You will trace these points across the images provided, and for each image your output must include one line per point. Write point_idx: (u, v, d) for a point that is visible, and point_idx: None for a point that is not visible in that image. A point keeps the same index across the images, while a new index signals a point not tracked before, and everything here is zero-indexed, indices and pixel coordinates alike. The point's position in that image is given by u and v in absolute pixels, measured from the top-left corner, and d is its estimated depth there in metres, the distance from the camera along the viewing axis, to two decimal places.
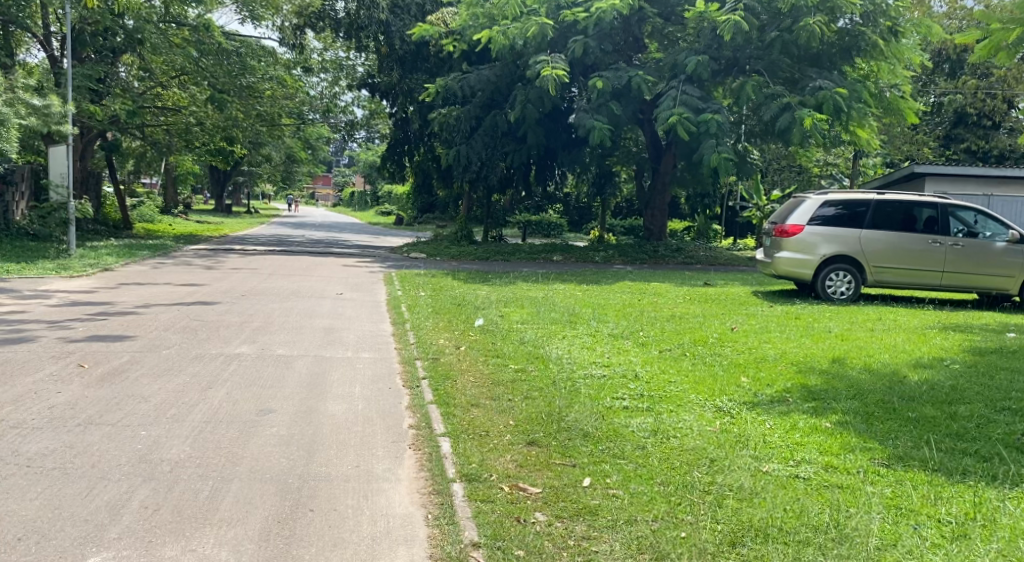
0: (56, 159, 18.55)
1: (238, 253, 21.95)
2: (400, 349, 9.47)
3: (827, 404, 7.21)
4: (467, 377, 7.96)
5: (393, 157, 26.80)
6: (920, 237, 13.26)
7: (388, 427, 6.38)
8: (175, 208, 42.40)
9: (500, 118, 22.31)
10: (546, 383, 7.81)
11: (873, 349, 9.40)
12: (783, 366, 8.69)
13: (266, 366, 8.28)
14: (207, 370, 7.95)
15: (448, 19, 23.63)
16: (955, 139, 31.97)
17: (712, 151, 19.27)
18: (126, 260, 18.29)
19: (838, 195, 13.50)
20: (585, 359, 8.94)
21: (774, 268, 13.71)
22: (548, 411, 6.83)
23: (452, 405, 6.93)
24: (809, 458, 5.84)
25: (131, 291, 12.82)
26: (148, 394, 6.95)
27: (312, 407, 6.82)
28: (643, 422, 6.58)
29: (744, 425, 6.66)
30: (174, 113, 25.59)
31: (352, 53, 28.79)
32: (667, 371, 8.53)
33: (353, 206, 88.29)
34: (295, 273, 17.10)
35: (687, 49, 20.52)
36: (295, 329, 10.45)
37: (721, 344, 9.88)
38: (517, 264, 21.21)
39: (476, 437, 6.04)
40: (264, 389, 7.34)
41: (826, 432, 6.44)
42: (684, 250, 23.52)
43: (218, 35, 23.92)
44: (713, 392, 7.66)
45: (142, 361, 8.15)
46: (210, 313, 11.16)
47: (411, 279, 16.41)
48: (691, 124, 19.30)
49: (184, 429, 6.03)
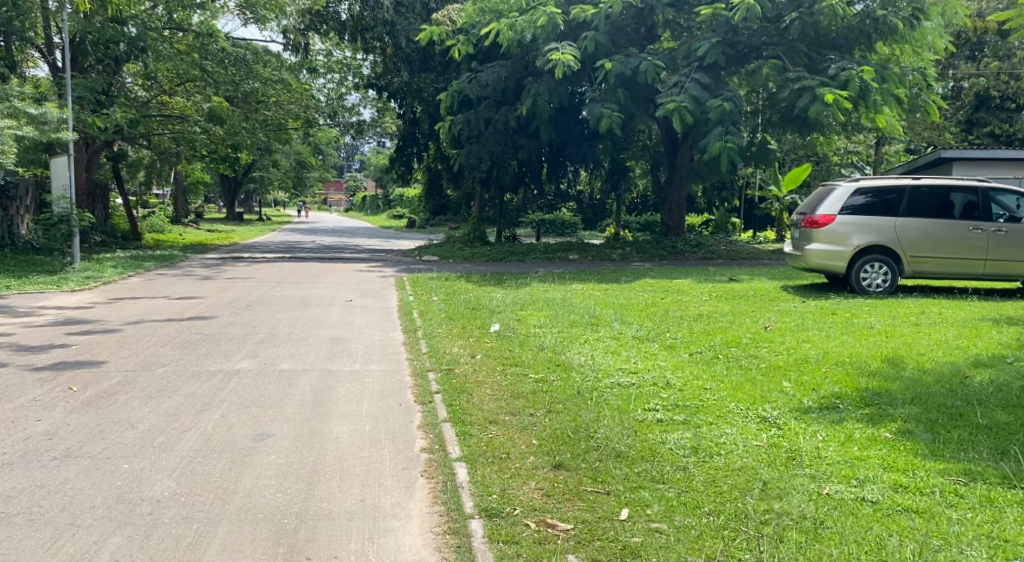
0: (57, 171, 18.17)
1: (246, 261, 21.38)
2: (412, 359, 8.84)
3: (883, 410, 6.57)
4: (484, 390, 7.32)
5: (402, 159, 26.43)
6: (960, 224, 12.55)
7: (398, 451, 5.75)
8: (186, 218, 41.98)
9: (511, 117, 21.59)
10: (569, 394, 7.15)
11: (923, 346, 8.69)
12: (829, 367, 8.00)
13: (268, 384, 7.63)
14: (203, 390, 7.33)
15: (455, 16, 22.92)
16: (977, 124, 30.96)
17: (717, 140, 18.59)
18: (130, 272, 17.74)
19: (869, 182, 12.75)
20: (610, 365, 8.30)
21: (805, 261, 13.01)
22: (574, 426, 6.19)
23: (468, 423, 6.29)
24: (874, 476, 5.18)
25: (129, 305, 12.25)
26: (136, 419, 6.31)
27: (315, 430, 6.19)
28: (682, 438, 5.91)
29: (795, 439, 6.00)
30: (180, 121, 24.54)
31: (358, 54, 27.49)
32: (700, 377, 7.85)
33: (365, 211, 88.00)
34: (304, 281, 16.49)
35: (700, 37, 19.84)
36: (301, 340, 9.84)
37: (755, 345, 9.19)
38: (532, 266, 20.04)
39: (497, 461, 5.40)
40: (265, 410, 6.71)
41: (887, 444, 5.82)
42: (703, 245, 22.83)
43: (221, 41, 23.47)
44: (754, 400, 7.01)
45: (134, 382, 7.54)
46: (211, 326, 10.57)
47: (423, 283, 15.83)
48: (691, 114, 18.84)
49: (171, 460, 5.41)
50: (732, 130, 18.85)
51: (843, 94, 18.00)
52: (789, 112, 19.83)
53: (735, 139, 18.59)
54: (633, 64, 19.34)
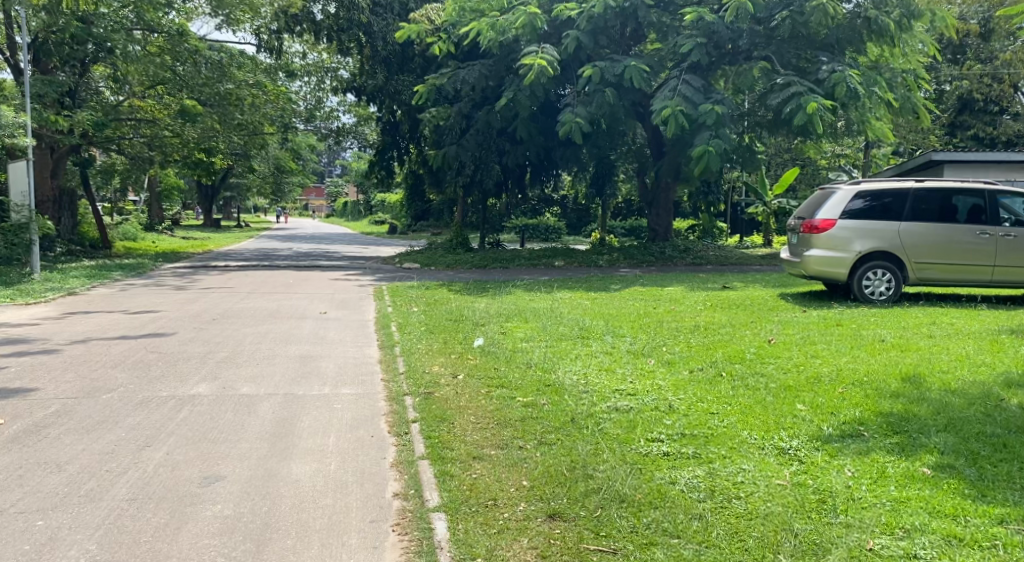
0: (14, 177, 17.08)
1: (217, 270, 20.52)
2: (388, 381, 8.01)
3: (915, 438, 5.87)
4: (467, 418, 6.51)
5: (382, 163, 25.51)
6: (966, 229, 11.90)
7: (367, 497, 5.00)
8: (161, 224, 40.77)
9: (492, 117, 20.80)
10: (564, 423, 6.36)
11: (945, 363, 7.96)
12: (845, 388, 7.26)
13: (224, 413, 6.77)
14: (149, 421, 6.47)
15: (433, 15, 22.05)
16: (960, 127, 30.47)
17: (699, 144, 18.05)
18: (92, 283, 16.82)
19: (870, 185, 12.10)
20: (605, 387, 7.50)
21: (803, 268, 12.31)
22: (569, 463, 5.41)
23: (449, 461, 5.50)
24: (921, 524, 4.50)
25: (81, 321, 11.35)
26: (64, 459, 5.49)
27: (272, 471, 5.38)
28: (694, 478, 5.15)
29: (821, 474, 5.27)
30: (151, 125, 23.56)
31: (335, 56, 26.77)
32: (705, 399, 7.07)
33: (346, 218, 86.70)
34: (277, 291, 15.65)
35: (687, 35, 19.08)
36: (266, 359, 8.99)
37: (762, 361, 8.43)
38: (516, 274, 19.23)
39: (481, 512, 4.69)
40: (215, 445, 5.88)
41: (928, 481, 5.10)
42: (692, 251, 22.13)
43: (193, 40, 22.37)
44: (768, 427, 6.24)
45: (71, 412, 6.67)
46: (169, 343, 9.74)
47: (402, 294, 15.01)
48: (687, 115, 17.96)
49: (98, 513, 4.65)
50: (723, 133, 18.18)
51: (826, 101, 17.19)
52: (779, 115, 19.15)
53: (720, 142, 17.90)
54: (617, 67, 18.62)
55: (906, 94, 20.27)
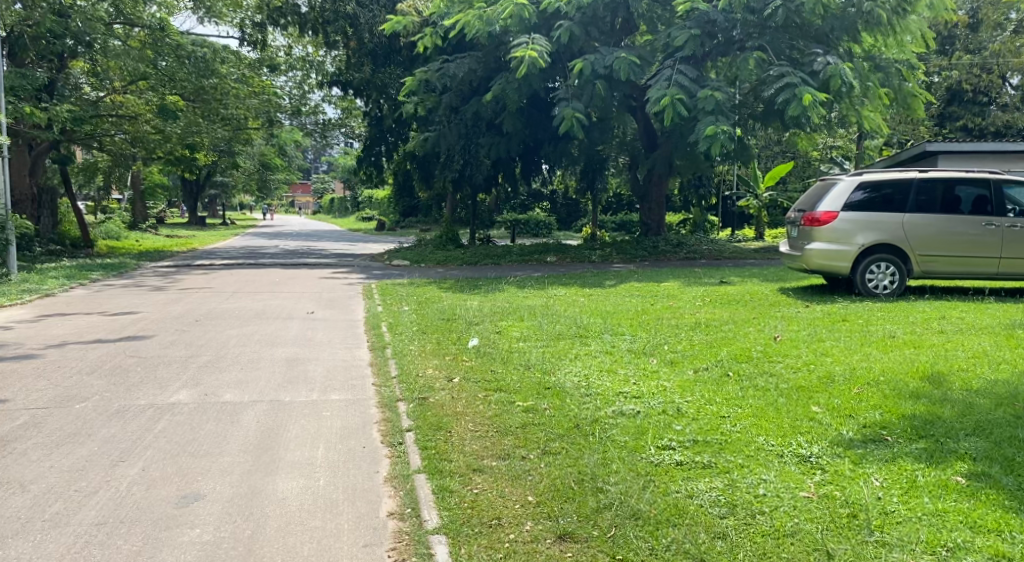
0: None
1: (201, 270, 20.01)
2: (379, 387, 7.58)
3: (944, 443, 5.50)
4: (465, 426, 6.11)
5: (370, 159, 25.07)
6: (971, 221, 11.56)
7: (359, 517, 4.62)
8: (144, 222, 39.87)
9: (480, 109, 20.37)
10: (568, 430, 5.96)
11: (962, 360, 7.60)
12: (861, 388, 6.88)
13: (206, 423, 6.34)
14: (125, 433, 6.04)
15: (420, 7, 21.98)
16: (950, 117, 30.27)
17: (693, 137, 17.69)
18: (72, 284, 16.32)
19: (874, 176, 11.74)
20: (608, 389, 7.10)
21: (804, 262, 11.96)
22: (577, 475, 5.02)
23: (447, 474, 5.11)
24: (964, 543, 4.19)
25: (58, 324, 10.88)
26: (30, 477, 5.09)
27: (256, 488, 4.98)
28: (712, 490, 4.78)
29: (848, 484, 4.91)
30: (132, 122, 22.75)
31: (320, 49, 26.23)
32: (714, 402, 6.68)
33: (333, 212, 85.91)
34: (263, 290, 15.19)
35: (679, 26, 18.62)
36: (250, 363, 8.56)
37: (770, 360, 8.04)
38: (507, 270, 18.82)
39: (485, 534, 4.35)
40: (196, 459, 5.47)
41: (966, 491, 4.74)
42: (686, 245, 21.80)
43: (175, 35, 21.73)
44: (784, 432, 5.87)
45: (41, 424, 6.24)
46: (149, 347, 9.29)
47: (392, 292, 14.58)
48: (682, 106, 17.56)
49: (63, 542, 4.27)
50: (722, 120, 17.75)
51: (821, 93, 16.82)
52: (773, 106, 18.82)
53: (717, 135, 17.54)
54: (608, 59, 18.12)
55: (900, 85, 19.93)
